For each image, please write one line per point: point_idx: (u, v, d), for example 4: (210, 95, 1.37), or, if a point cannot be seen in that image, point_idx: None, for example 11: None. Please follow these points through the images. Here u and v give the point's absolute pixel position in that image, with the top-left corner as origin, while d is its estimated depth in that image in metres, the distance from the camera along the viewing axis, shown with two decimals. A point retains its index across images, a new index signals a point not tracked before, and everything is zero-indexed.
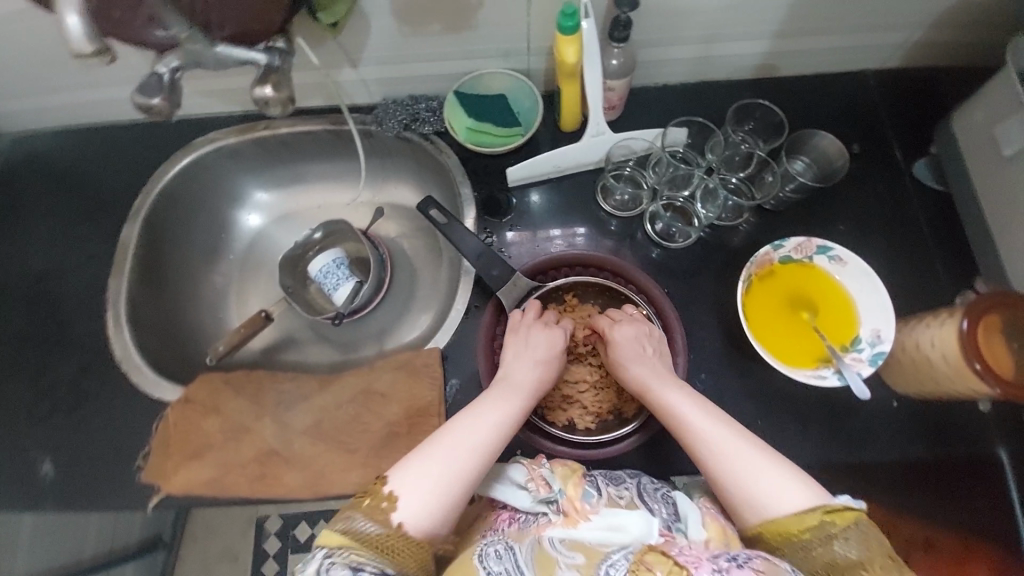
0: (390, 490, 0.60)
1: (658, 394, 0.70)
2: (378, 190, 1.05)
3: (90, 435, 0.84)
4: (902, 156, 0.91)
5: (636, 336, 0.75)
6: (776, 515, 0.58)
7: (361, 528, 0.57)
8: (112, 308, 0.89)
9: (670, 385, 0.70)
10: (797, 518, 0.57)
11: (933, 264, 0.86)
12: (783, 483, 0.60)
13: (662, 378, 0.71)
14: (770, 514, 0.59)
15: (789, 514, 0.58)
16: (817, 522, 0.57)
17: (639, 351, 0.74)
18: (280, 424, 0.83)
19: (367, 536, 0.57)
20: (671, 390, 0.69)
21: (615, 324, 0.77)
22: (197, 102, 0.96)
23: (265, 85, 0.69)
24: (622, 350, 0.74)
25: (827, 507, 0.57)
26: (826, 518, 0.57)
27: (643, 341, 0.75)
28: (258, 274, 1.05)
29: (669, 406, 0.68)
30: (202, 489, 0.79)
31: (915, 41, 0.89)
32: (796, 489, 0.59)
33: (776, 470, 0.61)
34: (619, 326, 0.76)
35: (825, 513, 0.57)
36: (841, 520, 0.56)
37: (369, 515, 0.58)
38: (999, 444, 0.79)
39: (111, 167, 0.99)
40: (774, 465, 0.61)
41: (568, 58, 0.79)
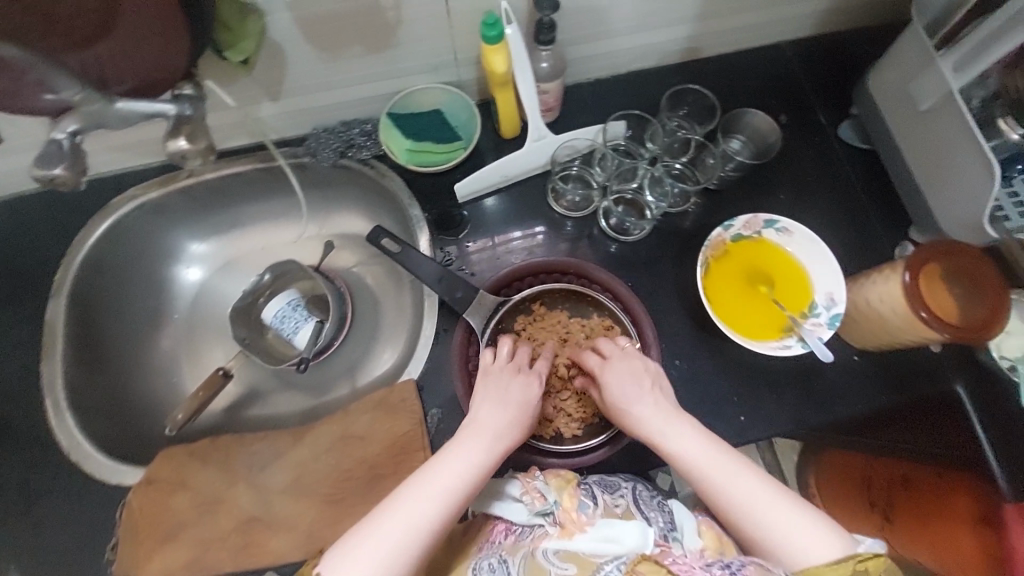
0: (317, 572, 0.55)
1: (665, 439, 0.66)
2: (324, 222, 1.01)
3: (47, 537, 0.77)
4: (826, 120, 0.95)
5: (631, 376, 0.71)
6: (805, 563, 0.57)
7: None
8: (49, 395, 0.82)
9: (680, 430, 0.66)
10: (828, 567, 0.56)
11: (870, 220, 0.91)
12: (804, 525, 0.59)
13: (670, 422, 0.67)
14: (798, 562, 0.57)
15: (821, 565, 0.56)
16: (850, 571, 0.55)
17: (637, 393, 0.70)
18: (258, 487, 0.79)
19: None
20: (679, 434, 0.66)
21: (605, 363, 0.73)
22: (108, 159, 0.89)
23: (178, 139, 0.65)
24: (620, 395, 0.70)
25: (858, 556, 0.56)
26: (859, 567, 0.55)
27: (640, 379, 0.71)
28: (208, 334, 0.98)
29: (679, 452, 0.65)
30: (181, 572, 0.74)
31: (822, 10, 0.93)
32: (819, 533, 0.58)
33: (796, 512, 0.60)
34: (611, 367, 0.72)
35: (858, 561, 0.55)
36: (875, 569, 0.55)
37: None
38: (958, 383, 0.84)
39: (20, 242, 0.90)
40: (794, 508, 0.60)
41: (498, 67, 0.78)
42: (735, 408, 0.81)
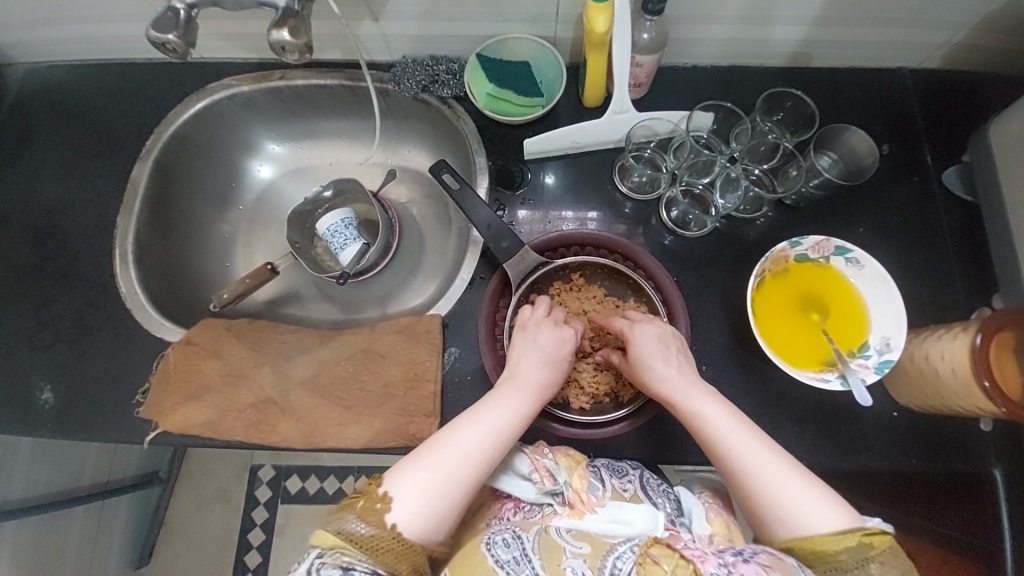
0: (383, 492, 0.59)
1: (686, 399, 0.66)
2: (391, 151, 1.04)
3: (89, 369, 0.84)
4: (932, 161, 0.88)
5: (656, 340, 0.71)
6: (810, 533, 0.57)
7: (353, 529, 0.58)
8: (119, 247, 0.89)
9: (700, 393, 0.66)
10: (831, 538, 0.57)
11: (951, 276, 0.84)
12: (825, 506, 0.58)
13: (692, 385, 0.67)
14: (804, 532, 0.58)
15: (829, 535, 0.57)
16: (855, 543, 0.56)
17: (663, 352, 0.70)
18: (279, 375, 0.84)
19: (360, 538, 0.57)
20: (699, 397, 0.66)
21: (633, 324, 0.72)
22: (213, 45, 0.93)
23: (283, 30, 0.68)
24: (642, 350, 0.70)
25: (865, 529, 0.57)
26: (864, 540, 0.56)
27: (666, 341, 0.71)
28: (266, 228, 1.05)
29: (699, 413, 0.65)
30: (198, 430, 0.80)
31: (958, 42, 0.85)
32: (832, 510, 0.58)
33: (817, 492, 0.59)
34: (640, 326, 0.72)
35: (864, 535, 0.56)
36: (880, 543, 0.56)
37: (361, 516, 0.58)
38: (994, 465, 0.77)
39: (123, 105, 0.97)
40: (808, 484, 0.60)
41: (598, 28, 0.75)
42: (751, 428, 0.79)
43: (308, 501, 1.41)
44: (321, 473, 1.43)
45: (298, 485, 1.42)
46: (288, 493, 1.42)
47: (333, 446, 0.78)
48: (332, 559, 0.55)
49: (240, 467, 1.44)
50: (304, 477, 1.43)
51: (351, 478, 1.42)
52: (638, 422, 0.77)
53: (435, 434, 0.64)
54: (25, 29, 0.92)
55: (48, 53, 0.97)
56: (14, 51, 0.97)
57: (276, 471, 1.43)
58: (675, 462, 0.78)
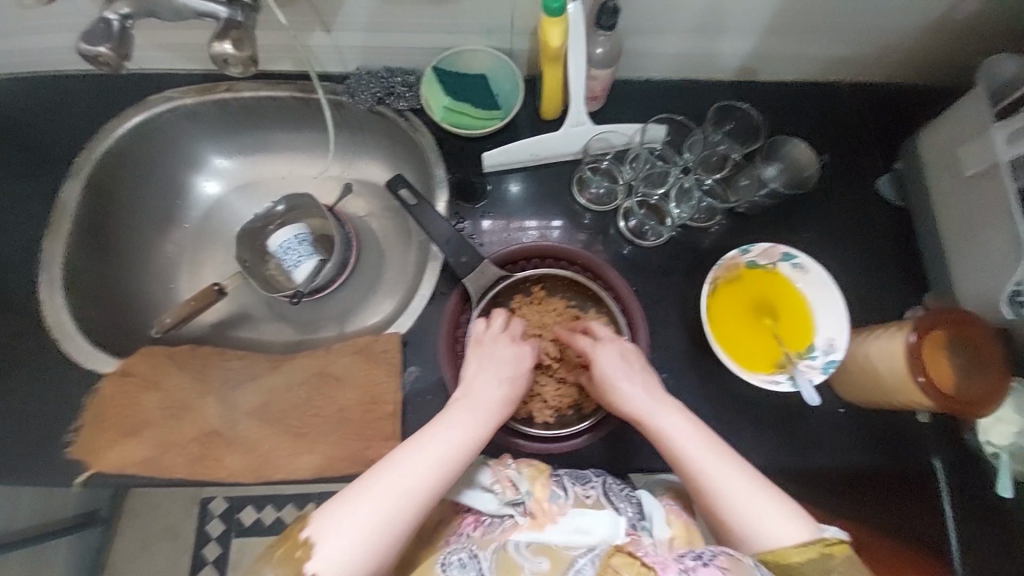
0: (305, 537, 0.56)
1: (653, 418, 0.67)
2: (347, 164, 1.01)
3: (10, 406, 0.77)
4: (869, 169, 0.93)
5: (620, 358, 0.72)
6: (775, 546, 0.59)
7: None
8: (46, 272, 0.83)
9: (666, 409, 0.67)
10: (796, 550, 0.58)
11: (889, 278, 0.89)
12: (787, 519, 0.60)
13: (657, 401, 0.68)
14: (768, 544, 0.59)
15: (792, 548, 0.58)
16: (817, 555, 0.57)
17: (625, 367, 0.71)
18: (227, 405, 0.79)
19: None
20: (664, 414, 0.67)
21: (597, 344, 0.74)
22: (152, 55, 0.88)
23: (224, 42, 0.65)
24: (607, 368, 0.71)
25: (825, 540, 0.58)
26: (825, 551, 0.58)
27: (630, 360, 0.72)
28: (213, 247, 1.00)
29: (666, 431, 0.66)
30: (135, 468, 0.74)
31: (884, 58, 0.91)
32: (793, 522, 0.60)
33: (779, 505, 0.61)
34: (602, 348, 0.73)
35: (825, 545, 0.58)
36: (840, 552, 0.57)
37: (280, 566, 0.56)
38: (934, 454, 0.82)
39: (50, 119, 0.90)
40: (770, 498, 0.61)
41: (553, 42, 0.76)
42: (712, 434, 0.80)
43: (265, 532, 1.35)
44: (278, 502, 1.36)
45: (253, 516, 1.35)
46: (243, 526, 1.34)
47: (285, 478, 0.74)
48: None
49: (189, 500, 1.35)
50: (260, 507, 1.36)
51: (311, 505, 1.36)
52: (605, 430, 0.78)
53: (370, 469, 0.61)
54: None
55: None
56: None
57: (230, 502, 1.35)
58: (640, 471, 0.78)
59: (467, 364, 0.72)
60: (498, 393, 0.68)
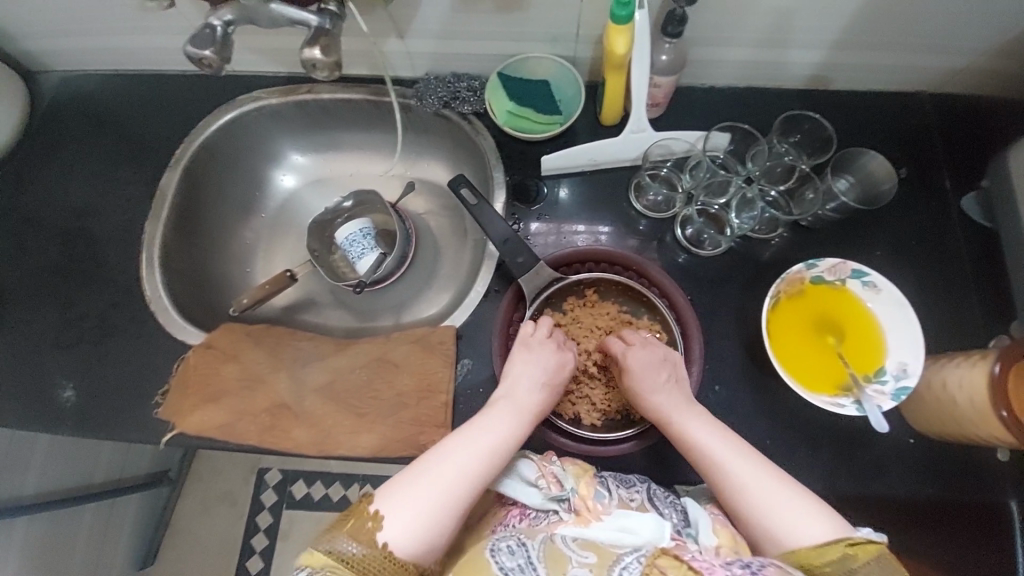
0: (374, 510, 0.59)
1: (679, 419, 0.69)
2: (410, 164, 1.06)
3: (112, 369, 0.86)
4: (950, 185, 0.88)
5: (650, 363, 0.73)
6: (797, 546, 0.58)
7: (345, 549, 0.57)
8: (146, 251, 0.92)
9: (690, 413, 0.69)
10: (817, 551, 0.57)
11: (971, 301, 0.83)
12: (811, 519, 0.60)
13: (681, 406, 0.70)
14: (790, 545, 0.59)
15: (812, 548, 0.58)
16: (838, 555, 0.57)
17: (655, 378, 0.72)
18: (295, 381, 0.86)
19: (353, 557, 0.57)
20: (688, 417, 0.69)
21: (628, 349, 0.75)
22: (246, 59, 0.96)
23: (314, 48, 0.71)
24: (636, 376, 0.72)
25: (849, 540, 0.57)
26: (848, 551, 0.57)
27: (658, 370, 0.72)
28: (284, 236, 1.08)
29: (691, 433, 0.67)
30: (213, 432, 0.81)
31: (974, 68, 0.86)
32: (817, 523, 0.59)
33: (802, 506, 0.61)
34: (633, 352, 0.74)
35: (848, 546, 0.57)
36: (863, 554, 0.56)
37: (352, 536, 0.58)
38: (1010, 496, 0.76)
39: (155, 115, 1.01)
40: (793, 496, 0.61)
41: (617, 49, 0.77)
42: (763, 450, 0.78)
43: (313, 507, 1.42)
44: (327, 479, 1.44)
45: (303, 490, 1.43)
46: (293, 499, 1.43)
47: (344, 453, 0.79)
48: None
49: (248, 469, 1.45)
50: (310, 482, 1.44)
51: (356, 485, 1.43)
52: (648, 442, 0.77)
53: (426, 453, 0.65)
54: (66, 41, 0.96)
55: (85, 63, 1.01)
56: (54, 60, 1.01)
57: (283, 475, 1.44)
58: (686, 483, 0.77)
59: (511, 362, 0.74)
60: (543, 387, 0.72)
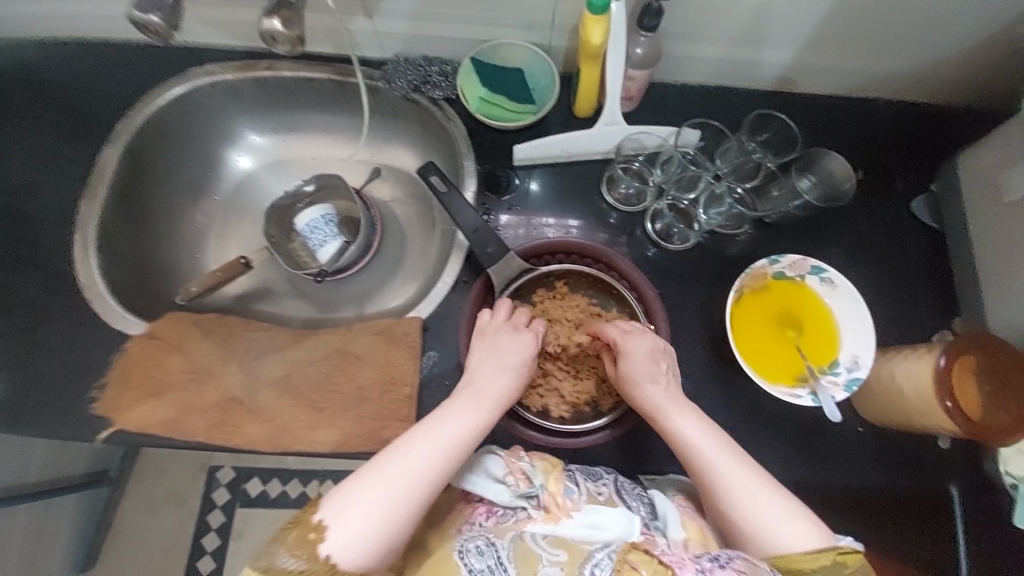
0: (319, 520, 0.56)
1: (672, 417, 0.67)
2: (377, 149, 1.02)
3: (39, 360, 0.79)
4: (903, 188, 0.92)
5: (649, 357, 0.70)
6: (787, 552, 0.58)
7: (284, 565, 0.55)
8: (82, 233, 0.85)
9: (685, 411, 0.67)
10: (808, 557, 0.57)
11: (918, 298, 0.87)
12: (803, 526, 0.59)
13: (677, 403, 0.68)
14: (780, 551, 0.58)
15: (802, 554, 0.58)
16: (829, 562, 0.57)
17: (653, 371, 0.69)
18: (249, 373, 0.81)
19: (291, 572, 0.55)
20: (685, 415, 0.66)
21: (627, 334, 0.72)
22: (199, 30, 0.90)
23: (274, 19, 0.68)
24: (634, 366, 0.69)
25: (839, 549, 0.58)
26: (839, 559, 0.57)
27: (657, 360, 0.70)
28: (239, 221, 1.01)
29: (683, 431, 0.65)
30: (156, 429, 0.75)
31: (927, 76, 0.90)
32: (806, 530, 0.59)
33: (794, 513, 0.60)
34: (633, 337, 0.71)
35: (839, 554, 0.58)
36: (852, 561, 0.58)
37: (291, 550, 0.55)
38: (951, 482, 0.80)
39: (94, 84, 0.92)
40: (785, 503, 0.61)
41: (593, 39, 0.76)
42: None
43: (269, 506, 1.36)
44: (284, 476, 1.38)
45: (258, 488, 1.37)
46: (248, 497, 1.36)
47: (301, 450, 0.75)
48: None
49: (198, 468, 1.37)
50: (266, 480, 1.37)
51: (315, 482, 1.37)
52: (624, 428, 0.77)
53: (378, 454, 0.61)
54: None
55: (11, 25, 0.92)
56: None
57: (237, 473, 1.37)
58: (652, 475, 0.78)
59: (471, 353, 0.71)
60: (504, 380, 0.68)
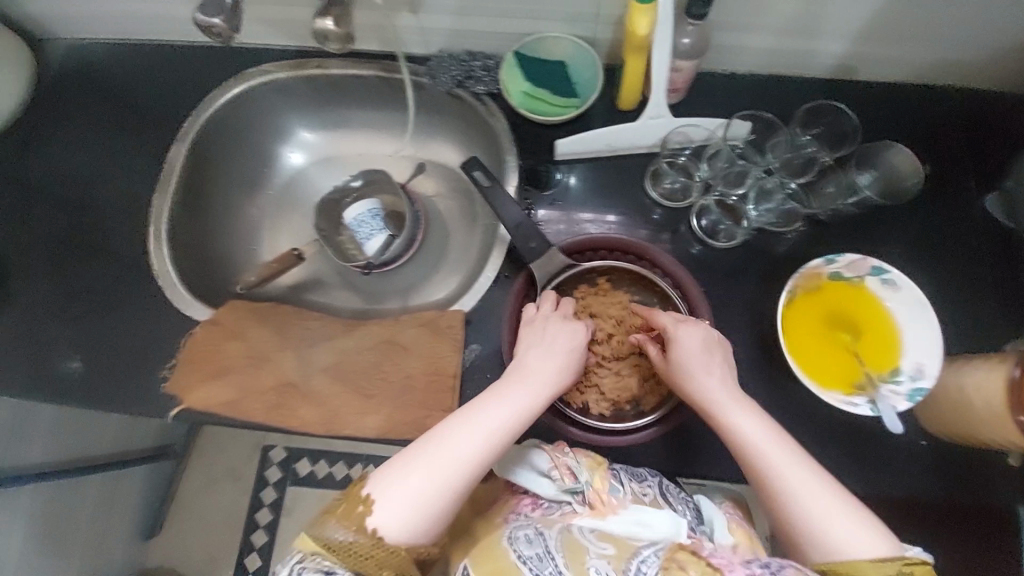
0: (367, 494, 0.60)
1: (726, 412, 0.65)
2: (421, 145, 1.04)
3: (118, 342, 0.86)
4: (974, 185, 0.85)
5: (700, 347, 0.69)
6: (848, 558, 0.57)
7: (333, 536, 0.59)
8: (154, 224, 0.91)
9: (739, 406, 0.66)
10: (871, 565, 0.56)
11: (989, 302, 0.81)
12: (864, 532, 0.58)
13: (731, 397, 0.66)
14: (839, 555, 0.57)
15: (866, 562, 0.57)
16: (895, 572, 0.56)
17: (704, 361, 0.68)
18: (303, 359, 0.85)
19: (340, 544, 0.58)
20: (739, 411, 0.65)
21: (678, 324, 0.71)
22: (256, 31, 0.94)
23: (326, 19, 0.71)
24: (685, 356, 0.69)
25: (906, 559, 0.57)
26: (905, 569, 0.56)
27: (711, 350, 0.69)
28: (292, 215, 1.06)
29: (738, 427, 0.64)
30: (219, 409, 0.81)
31: (1007, 62, 0.83)
32: (868, 536, 0.58)
33: (855, 517, 0.59)
34: (683, 328, 0.70)
35: (905, 564, 0.56)
36: (920, 573, 0.56)
37: (341, 522, 0.59)
38: (1020, 502, 0.75)
39: (162, 85, 0.98)
40: (845, 508, 0.59)
41: (639, 30, 0.74)
42: None
43: (316, 485, 1.43)
44: (331, 459, 1.45)
45: (307, 468, 1.44)
46: (298, 476, 1.44)
47: (350, 434, 0.79)
48: (314, 564, 0.56)
49: (253, 447, 1.46)
50: (314, 461, 1.45)
51: (360, 465, 1.44)
52: (670, 426, 0.76)
53: (426, 434, 0.63)
54: (72, 7, 0.94)
55: (92, 30, 0.99)
56: (61, 27, 0.99)
57: (288, 453, 1.45)
58: (694, 476, 0.77)
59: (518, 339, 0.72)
60: (550, 368, 0.69)
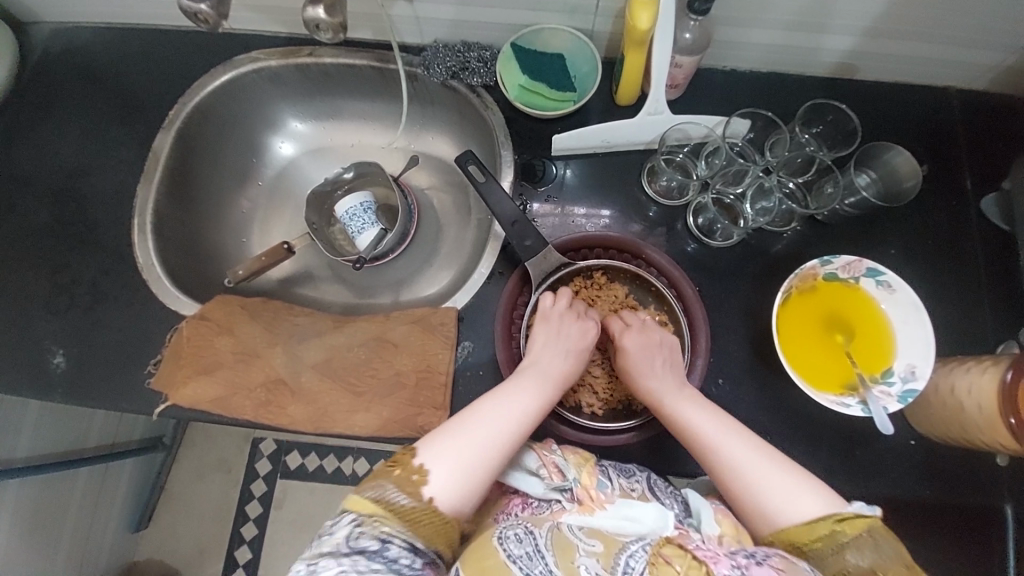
0: (419, 463, 0.59)
1: (672, 403, 0.68)
2: (415, 137, 1.03)
3: (101, 336, 0.84)
4: (971, 186, 0.85)
5: (644, 349, 0.72)
6: (787, 525, 0.58)
7: (393, 499, 0.57)
8: (138, 216, 0.89)
9: (684, 398, 0.68)
10: (806, 526, 0.57)
11: (982, 305, 0.81)
12: (803, 496, 0.59)
13: (676, 391, 0.69)
14: (782, 523, 0.58)
15: (801, 525, 0.58)
16: (828, 531, 0.56)
17: (649, 363, 0.71)
18: (292, 356, 0.83)
19: (400, 508, 0.56)
20: (684, 401, 0.68)
21: (625, 330, 0.74)
22: (246, 17, 0.91)
23: (318, 7, 0.69)
24: (632, 359, 0.71)
25: (838, 515, 0.57)
26: (836, 527, 0.56)
27: (654, 350, 0.72)
28: (283, 207, 1.04)
29: (682, 416, 0.67)
30: (207, 405, 0.80)
31: (1007, 65, 0.83)
32: (808, 497, 0.59)
33: (795, 480, 0.60)
34: (630, 334, 0.73)
35: (837, 522, 0.57)
36: (851, 529, 0.56)
37: (401, 486, 0.57)
38: (1004, 499, 0.76)
39: (148, 72, 0.95)
40: (786, 474, 0.61)
41: (641, 24, 0.71)
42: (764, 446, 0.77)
43: (306, 478, 1.43)
44: (321, 451, 1.44)
45: (297, 461, 1.43)
46: (288, 469, 1.43)
47: (340, 432, 0.78)
48: (370, 528, 0.54)
49: (243, 439, 1.45)
50: (304, 453, 1.44)
51: (350, 458, 1.43)
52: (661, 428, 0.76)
53: (466, 410, 0.64)
54: None
55: (73, 14, 0.95)
56: (42, 10, 0.95)
57: (278, 445, 1.44)
58: (683, 474, 0.77)
59: (534, 334, 0.73)
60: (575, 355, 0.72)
